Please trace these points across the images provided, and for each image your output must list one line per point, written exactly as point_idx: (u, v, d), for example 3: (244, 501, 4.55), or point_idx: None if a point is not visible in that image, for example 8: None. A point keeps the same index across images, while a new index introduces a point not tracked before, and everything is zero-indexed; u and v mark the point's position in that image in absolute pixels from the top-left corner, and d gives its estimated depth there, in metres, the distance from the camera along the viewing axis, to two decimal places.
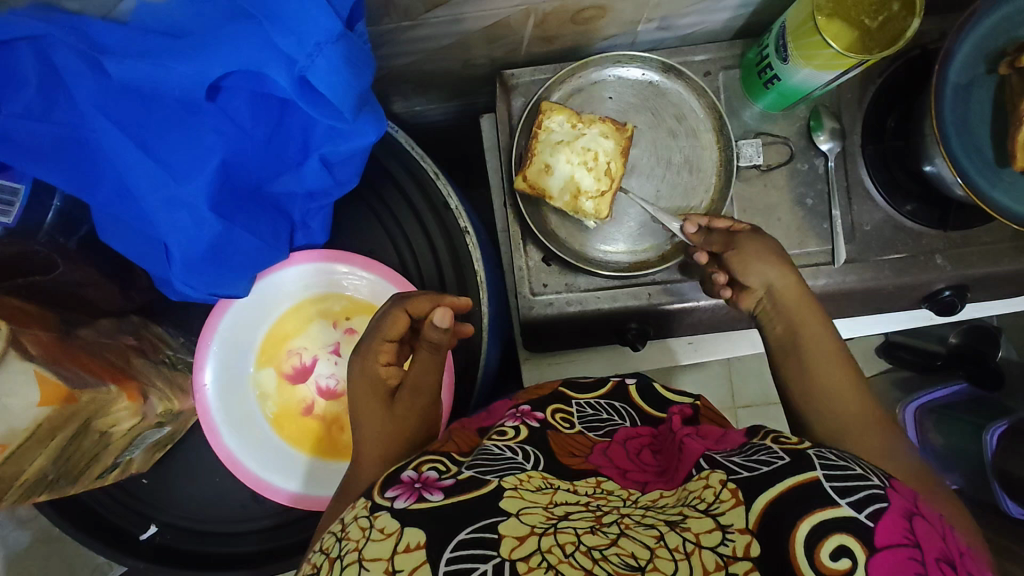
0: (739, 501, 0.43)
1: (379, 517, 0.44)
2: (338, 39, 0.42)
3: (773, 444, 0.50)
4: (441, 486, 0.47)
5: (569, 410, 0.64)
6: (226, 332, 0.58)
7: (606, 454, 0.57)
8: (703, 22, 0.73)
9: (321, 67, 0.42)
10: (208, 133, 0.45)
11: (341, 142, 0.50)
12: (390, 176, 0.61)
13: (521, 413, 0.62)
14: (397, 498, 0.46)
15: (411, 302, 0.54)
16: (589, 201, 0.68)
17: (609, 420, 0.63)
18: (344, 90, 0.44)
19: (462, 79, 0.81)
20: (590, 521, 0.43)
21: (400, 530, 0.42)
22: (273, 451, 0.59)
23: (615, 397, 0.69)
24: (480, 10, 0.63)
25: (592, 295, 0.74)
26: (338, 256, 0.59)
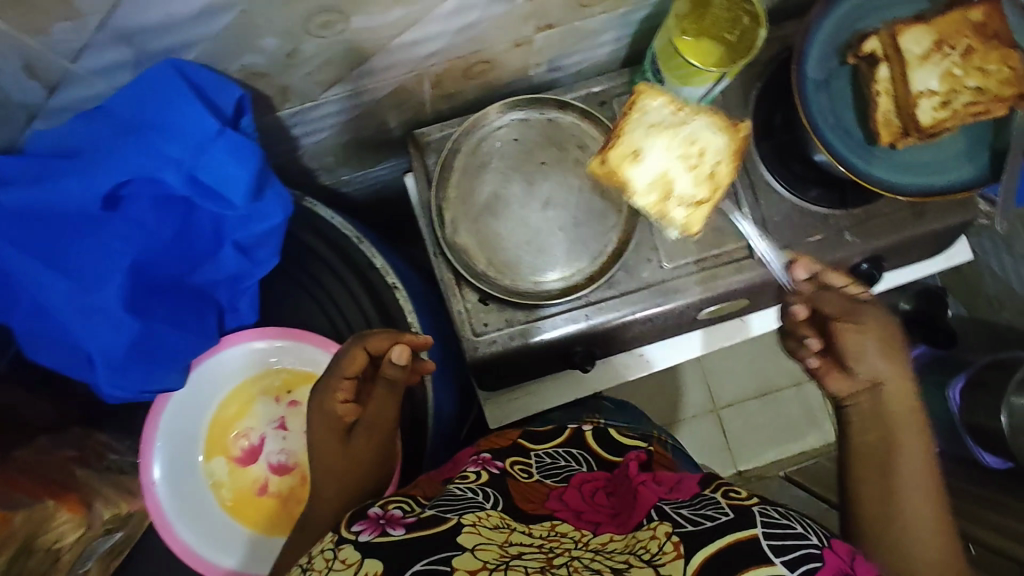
0: (679, 555, 0.45)
1: (343, 549, 0.47)
2: (217, 135, 0.46)
3: (722, 498, 0.53)
4: (403, 521, 0.50)
5: (527, 461, 0.66)
6: (169, 427, 0.59)
7: (561, 500, 0.58)
8: (589, 57, 0.78)
9: (208, 163, 0.47)
10: (113, 240, 0.48)
11: (251, 226, 0.53)
12: (311, 248, 0.63)
13: (482, 460, 0.66)
14: (362, 532, 0.49)
15: (368, 342, 0.54)
16: (679, 207, 0.67)
17: (566, 466, 0.65)
18: (236, 180, 0.48)
19: (379, 143, 0.84)
20: (541, 562, 0.44)
21: (361, 561, 0.45)
22: (235, 537, 0.59)
23: (574, 445, 0.70)
24: (374, 82, 0.67)
25: (533, 326, 0.76)
26: (270, 332, 0.60)
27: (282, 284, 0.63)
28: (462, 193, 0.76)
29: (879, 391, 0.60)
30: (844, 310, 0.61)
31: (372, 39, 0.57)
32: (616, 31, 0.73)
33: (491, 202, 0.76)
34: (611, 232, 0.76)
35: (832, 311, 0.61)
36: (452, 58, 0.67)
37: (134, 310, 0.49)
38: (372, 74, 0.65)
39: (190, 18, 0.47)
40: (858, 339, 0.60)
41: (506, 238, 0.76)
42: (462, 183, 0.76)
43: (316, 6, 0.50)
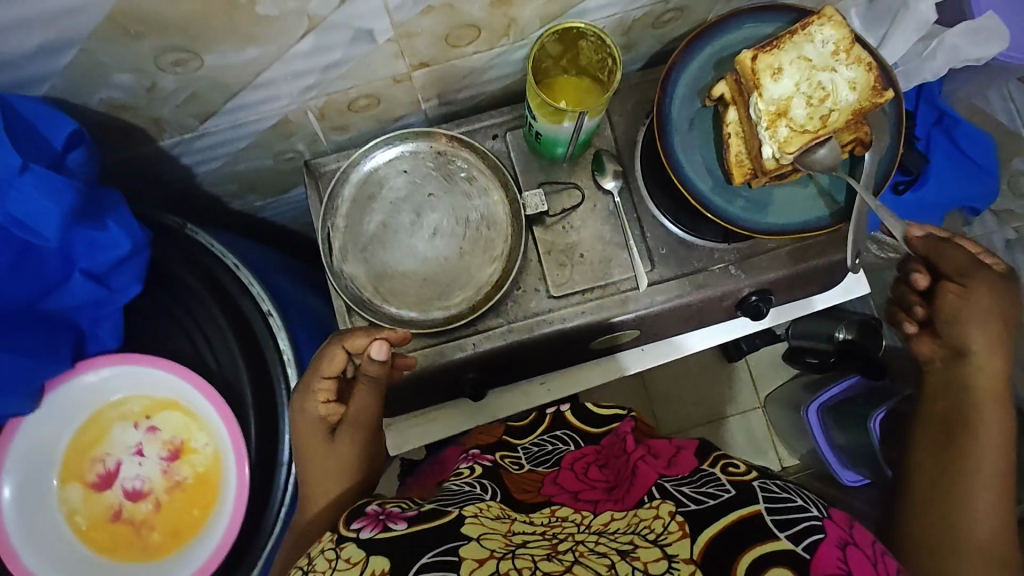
0: (685, 534, 0.49)
1: (345, 548, 0.50)
2: (23, 172, 0.47)
3: (721, 476, 0.59)
4: (403, 517, 0.54)
5: (516, 454, 0.78)
6: (20, 453, 0.59)
7: (554, 483, 0.68)
8: (480, 94, 0.81)
9: (20, 198, 0.48)
10: None
11: (99, 253, 0.55)
12: (176, 274, 0.63)
13: (472, 456, 0.77)
14: (363, 529, 0.53)
15: (347, 342, 0.58)
16: (785, 129, 0.60)
17: (553, 451, 0.77)
18: (54, 213, 0.49)
19: (284, 174, 0.87)
20: (546, 549, 0.49)
21: (365, 559, 0.47)
22: (87, 564, 0.60)
23: (555, 429, 0.83)
24: (254, 114, 0.69)
25: (419, 353, 0.77)
26: (124, 359, 0.60)
27: (148, 312, 0.63)
28: (352, 221, 0.77)
29: (961, 362, 0.68)
30: (960, 269, 0.68)
31: (235, 75, 0.60)
32: (500, 68, 0.75)
33: (379, 231, 0.77)
34: (497, 261, 0.77)
35: (948, 270, 0.68)
36: (333, 94, 0.69)
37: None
38: (249, 107, 0.67)
39: (29, 53, 0.49)
40: (957, 305, 0.68)
41: (393, 267, 0.77)
42: (352, 212, 0.78)
43: (159, 45, 0.52)
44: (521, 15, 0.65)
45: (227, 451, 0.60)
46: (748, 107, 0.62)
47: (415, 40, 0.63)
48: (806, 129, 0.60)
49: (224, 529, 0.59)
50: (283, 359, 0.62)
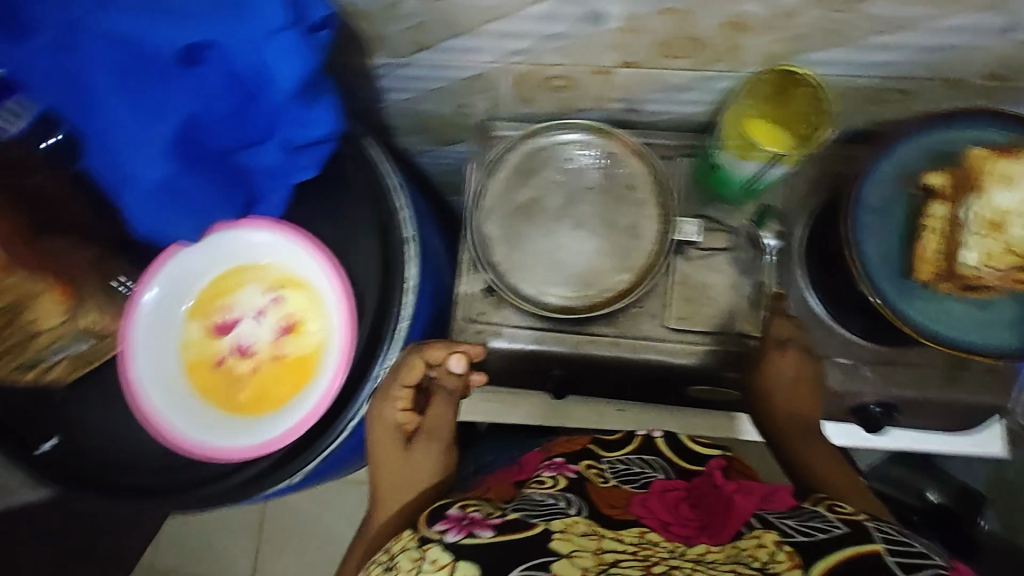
0: (795, 564, 0.50)
1: (429, 550, 0.54)
2: (288, 29, 0.52)
3: (828, 513, 0.59)
4: (488, 524, 0.57)
5: (600, 467, 0.75)
6: (167, 275, 0.65)
7: (642, 505, 0.65)
8: (668, 113, 0.80)
9: (277, 50, 0.52)
10: (183, 90, 0.54)
11: (302, 128, 0.59)
12: (345, 175, 0.67)
13: (555, 466, 0.75)
14: (448, 531, 0.57)
15: (427, 352, 0.62)
16: (993, 243, 0.58)
17: (643, 474, 0.73)
18: (297, 73, 0.54)
19: (456, 127, 0.90)
20: (638, 569, 0.50)
21: (451, 564, 0.51)
22: (180, 396, 0.63)
23: (642, 451, 0.79)
24: (463, 61, 0.72)
25: (522, 331, 0.79)
26: (280, 228, 0.65)
27: (310, 200, 0.68)
28: (506, 189, 0.79)
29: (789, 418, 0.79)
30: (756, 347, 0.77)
31: (467, 16, 0.63)
32: (698, 93, 0.75)
33: (529, 207, 0.79)
34: (628, 272, 0.76)
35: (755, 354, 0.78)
36: (538, 65, 0.72)
37: (183, 154, 0.57)
38: (460, 52, 0.70)
39: None
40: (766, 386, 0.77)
41: (531, 243, 0.78)
42: (509, 181, 0.80)
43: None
44: (748, 46, 0.64)
45: (335, 345, 0.63)
46: (961, 207, 0.59)
47: (638, 36, 0.64)
48: (1014, 248, 0.58)
49: (307, 412, 0.62)
50: (406, 286, 0.65)
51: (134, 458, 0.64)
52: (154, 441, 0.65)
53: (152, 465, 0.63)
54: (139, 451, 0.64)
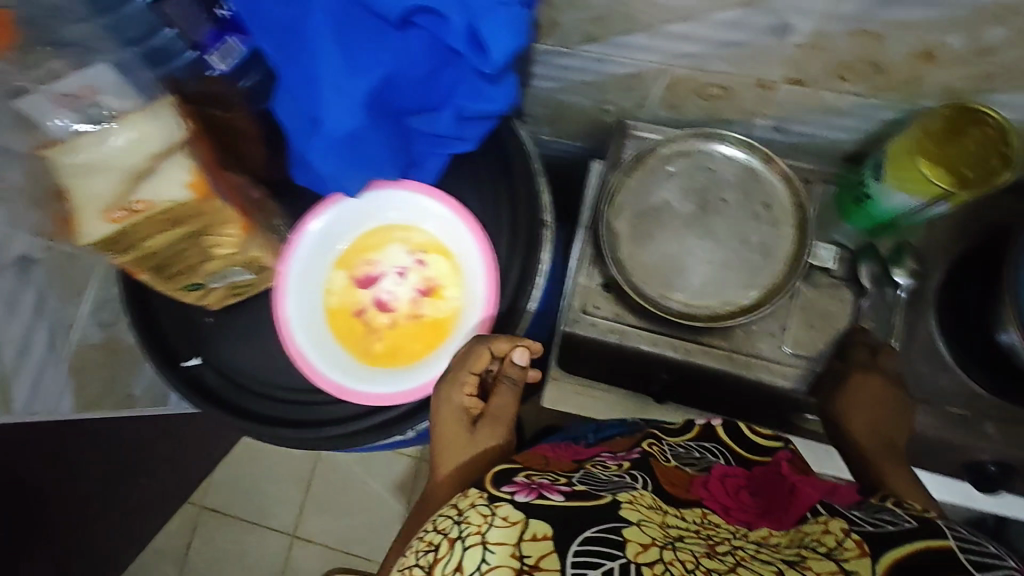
0: (863, 552, 0.50)
1: (499, 508, 0.54)
2: (507, 7, 0.51)
3: (898, 508, 0.60)
4: (558, 490, 0.57)
5: (661, 447, 0.75)
6: (324, 223, 0.69)
7: (703, 488, 0.65)
8: (816, 136, 0.79)
9: (491, 26, 0.51)
10: (388, 51, 0.56)
11: (479, 101, 0.61)
12: (499, 152, 0.69)
13: (617, 454, 0.73)
14: (516, 491, 0.56)
15: (493, 343, 0.62)
16: None
17: (703, 458, 0.73)
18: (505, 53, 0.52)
19: (588, 123, 0.90)
20: (705, 547, 0.51)
21: (523, 520, 0.51)
22: (323, 337, 0.68)
23: (706, 440, 0.78)
24: (627, 58, 0.72)
25: (636, 331, 0.79)
26: (435, 194, 0.68)
27: (463, 173, 0.71)
28: (639, 188, 0.80)
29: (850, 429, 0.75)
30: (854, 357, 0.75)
31: (647, 15, 0.63)
32: (855, 120, 0.74)
33: (660, 210, 0.79)
34: (754, 289, 0.76)
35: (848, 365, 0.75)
36: (699, 70, 0.71)
37: (370, 109, 0.58)
38: (624, 48, 0.70)
39: None
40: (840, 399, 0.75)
41: (659, 245, 0.78)
42: (643, 181, 0.80)
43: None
44: (930, 78, 0.63)
45: (476, 304, 0.66)
46: None
47: (818, 54, 0.63)
48: None
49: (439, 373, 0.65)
50: (539, 270, 0.65)
51: (272, 389, 0.68)
52: (285, 376, 0.69)
53: (290, 399, 0.68)
54: (277, 383, 0.68)
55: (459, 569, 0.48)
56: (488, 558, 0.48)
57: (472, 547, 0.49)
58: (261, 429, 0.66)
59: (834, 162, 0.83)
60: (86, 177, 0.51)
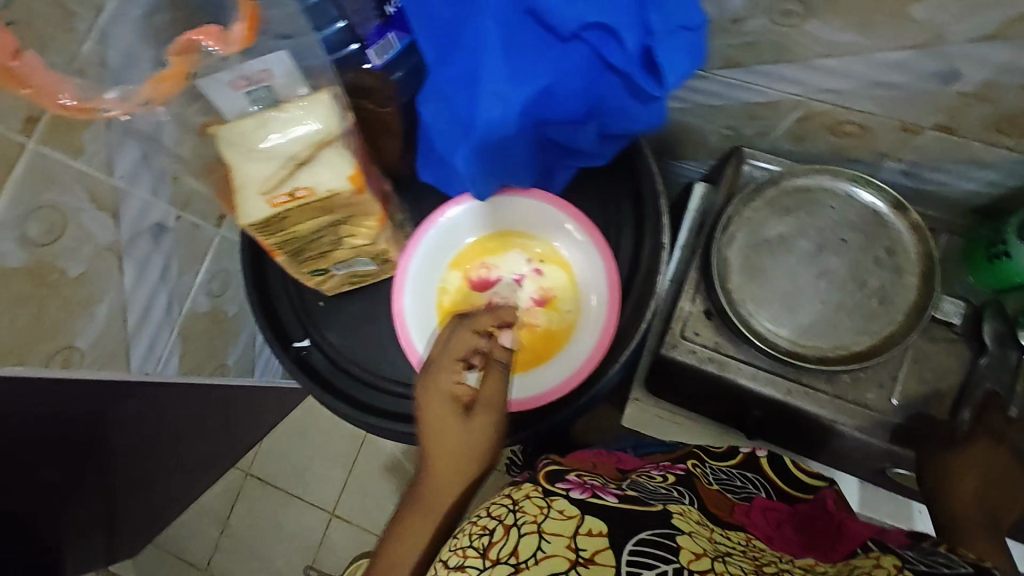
0: None
1: (555, 501, 0.59)
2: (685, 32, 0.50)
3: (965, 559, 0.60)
4: (610, 492, 0.63)
5: (704, 469, 0.77)
6: (447, 223, 0.70)
7: (744, 515, 0.69)
8: (949, 186, 0.76)
9: (667, 48, 0.51)
10: (550, 62, 0.56)
11: (625, 119, 0.61)
12: (630, 170, 0.69)
13: (663, 466, 0.77)
14: (573, 488, 0.62)
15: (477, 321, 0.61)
16: None
17: (745, 487, 0.75)
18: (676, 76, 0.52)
19: (704, 146, 0.88)
20: (751, 563, 0.55)
21: (579, 517, 0.57)
22: (434, 335, 0.68)
23: (746, 469, 0.79)
24: (768, 86, 0.71)
25: (735, 363, 0.78)
26: (559, 203, 0.67)
27: (587, 187, 0.70)
28: (756, 220, 0.78)
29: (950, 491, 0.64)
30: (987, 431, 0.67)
31: (804, 47, 0.62)
32: (1000, 174, 0.71)
33: (776, 243, 0.77)
34: (866, 335, 0.74)
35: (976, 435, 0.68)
36: (841, 106, 0.69)
37: (523, 117, 0.59)
38: (767, 76, 0.69)
39: None
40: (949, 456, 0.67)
41: (770, 278, 0.77)
42: (761, 212, 0.78)
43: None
44: None
45: (593, 322, 0.66)
46: None
47: (981, 104, 0.61)
48: None
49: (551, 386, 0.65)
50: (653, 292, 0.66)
51: (389, 382, 0.71)
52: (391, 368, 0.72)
53: (405, 395, 0.70)
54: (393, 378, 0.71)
55: (516, 554, 0.52)
56: (545, 547, 0.53)
57: (528, 534, 0.54)
58: (377, 422, 0.69)
59: (964, 213, 0.79)
60: (251, 159, 0.53)
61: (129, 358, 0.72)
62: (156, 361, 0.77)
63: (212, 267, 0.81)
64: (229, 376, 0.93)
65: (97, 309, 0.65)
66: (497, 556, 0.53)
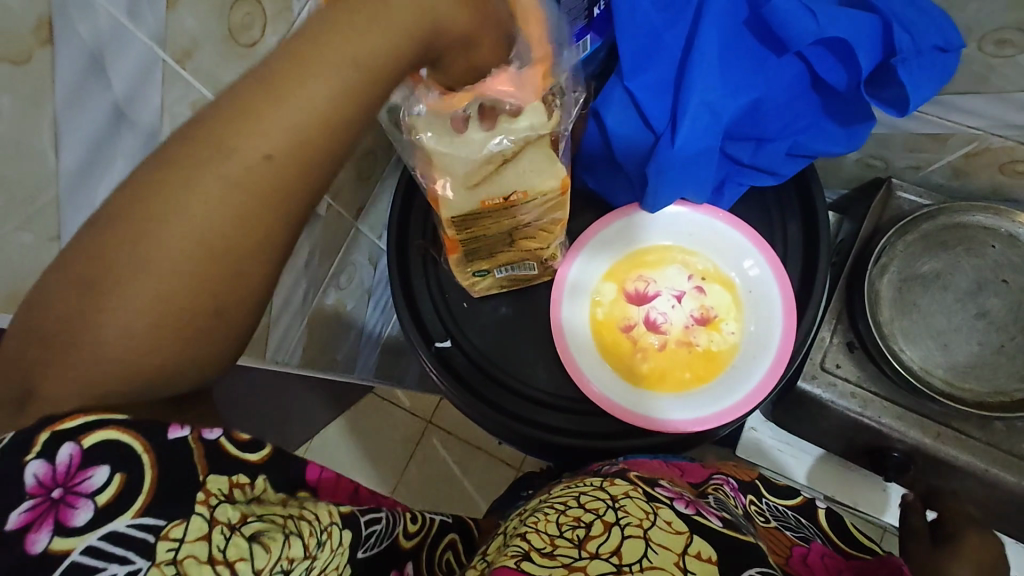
0: None
1: (660, 509, 0.46)
2: (923, 54, 0.50)
3: None
4: (710, 513, 0.49)
5: (762, 505, 0.64)
6: (607, 232, 0.67)
7: (805, 564, 0.55)
8: None
9: (903, 70, 0.50)
10: (761, 77, 0.56)
11: (820, 140, 0.59)
12: (804, 195, 0.67)
13: (731, 485, 0.63)
14: (673, 499, 0.49)
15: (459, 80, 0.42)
16: None
17: (804, 531, 0.62)
18: (910, 98, 0.51)
19: (841, 174, 0.86)
20: None
21: (687, 534, 0.45)
22: (588, 347, 0.66)
23: (804, 514, 0.66)
24: (943, 116, 0.68)
25: (879, 400, 0.76)
26: (730, 221, 0.66)
27: (754, 208, 0.69)
28: (909, 253, 0.76)
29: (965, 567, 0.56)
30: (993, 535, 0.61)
31: (1007, 80, 0.59)
32: None
33: (929, 280, 0.75)
34: None
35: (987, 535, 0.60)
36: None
37: (721, 131, 0.58)
38: (948, 108, 0.66)
39: None
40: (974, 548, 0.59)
41: (923, 315, 0.74)
42: (916, 246, 0.76)
43: (1016, 22, 0.53)
44: None
45: (715, 403, 0.63)
46: None
47: None
48: None
49: (716, 409, 0.63)
50: (818, 315, 0.64)
51: (530, 389, 0.67)
52: (537, 378, 0.68)
53: (548, 402, 0.67)
54: (536, 386, 0.67)
55: (620, 555, 0.40)
56: (651, 556, 0.41)
57: (633, 538, 0.42)
58: (522, 429, 0.65)
59: None
60: (460, 156, 0.47)
61: (265, 345, 0.70)
62: (285, 350, 0.75)
63: (342, 259, 0.80)
64: (334, 371, 0.91)
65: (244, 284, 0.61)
66: (597, 552, 0.41)
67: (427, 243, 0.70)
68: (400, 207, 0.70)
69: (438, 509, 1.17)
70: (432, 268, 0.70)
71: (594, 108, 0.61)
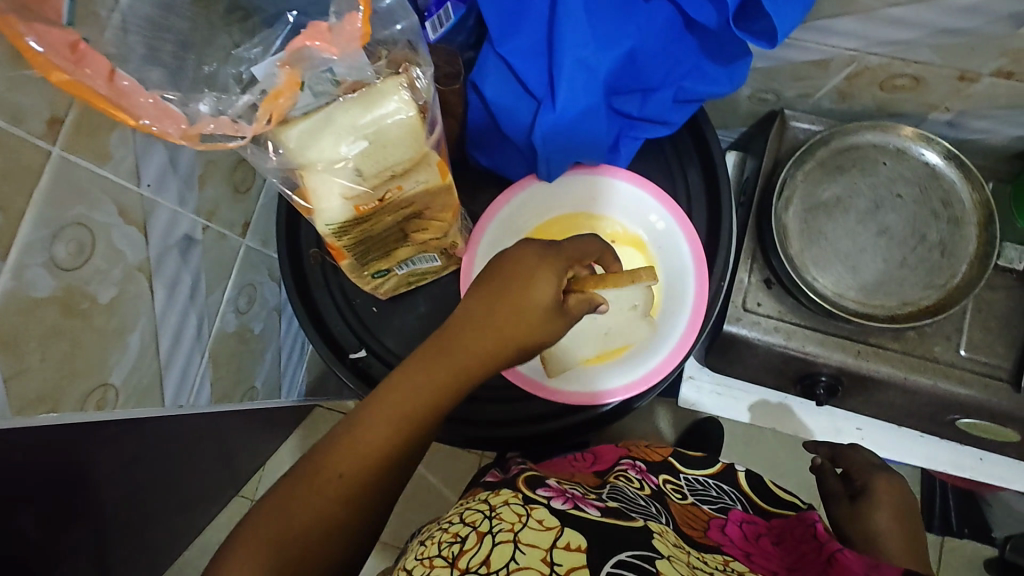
0: None
1: (535, 509, 0.45)
2: None
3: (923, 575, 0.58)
4: (592, 504, 0.49)
5: (678, 482, 0.63)
6: (510, 209, 0.64)
7: (722, 532, 0.55)
8: (991, 133, 0.77)
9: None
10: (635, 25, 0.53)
11: (704, 82, 0.58)
12: (699, 139, 0.66)
13: (639, 469, 0.63)
14: (551, 498, 0.48)
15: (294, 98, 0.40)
16: None
17: (719, 499, 0.62)
18: (780, 25, 0.50)
19: (738, 113, 0.86)
20: None
21: (560, 528, 0.43)
22: None
23: (723, 481, 0.67)
24: (819, 42, 0.68)
25: (801, 330, 0.77)
26: (631, 178, 0.64)
27: (652, 160, 0.67)
28: (809, 183, 0.77)
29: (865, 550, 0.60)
30: None
31: None
32: None
33: (832, 206, 0.76)
34: (932, 289, 0.74)
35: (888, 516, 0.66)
36: (897, 58, 0.67)
37: (602, 88, 0.55)
38: (823, 33, 0.66)
39: None
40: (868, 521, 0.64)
41: (829, 241, 0.76)
42: (814, 174, 0.77)
43: None
44: None
45: (636, 368, 0.62)
46: None
47: None
48: None
49: (646, 371, 0.62)
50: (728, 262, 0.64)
51: None
52: None
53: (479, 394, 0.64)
54: None
55: (488, 564, 0.38)
56: (518, 558, 0.38)
57: (503, 543, 0.40)
58: (458, 427, 0.62)
59: (1005, 158, 0.80)
60: (320, 177, 0.44)
61: (163, 392, 0.64)
62: (189, 392, 0.69)
63: (238, 282, 0.74)
64: (257, 399, 0.85)
65: (130, 338, 0.56)
66: (467, 566, 0.38)
67: (322, 250, 0.65)
68: (286, 217, 0.64)
69: (404, 509, 1.14)
70: (333, 277, 0.65)
71: (472, 80, 0.58)
